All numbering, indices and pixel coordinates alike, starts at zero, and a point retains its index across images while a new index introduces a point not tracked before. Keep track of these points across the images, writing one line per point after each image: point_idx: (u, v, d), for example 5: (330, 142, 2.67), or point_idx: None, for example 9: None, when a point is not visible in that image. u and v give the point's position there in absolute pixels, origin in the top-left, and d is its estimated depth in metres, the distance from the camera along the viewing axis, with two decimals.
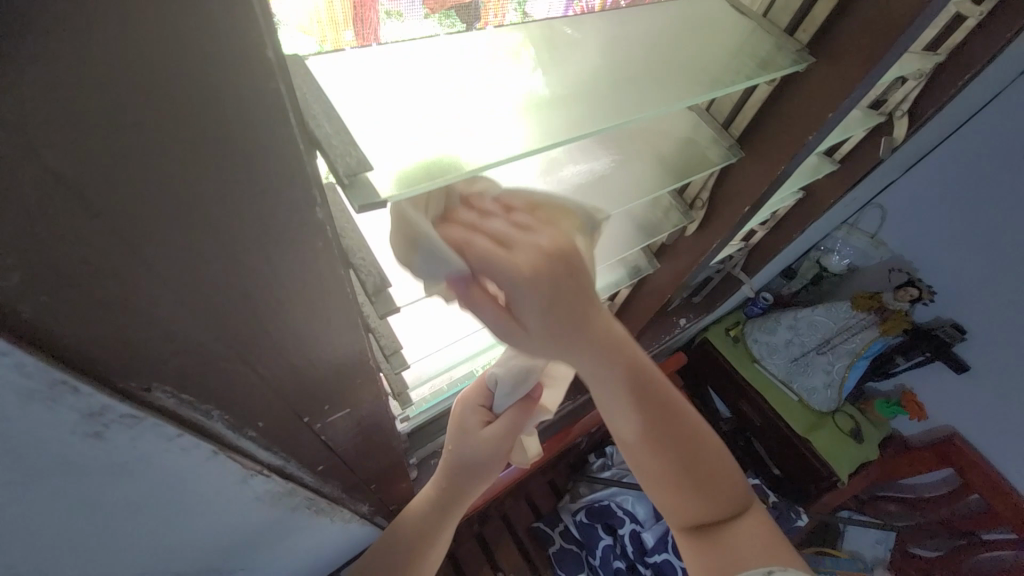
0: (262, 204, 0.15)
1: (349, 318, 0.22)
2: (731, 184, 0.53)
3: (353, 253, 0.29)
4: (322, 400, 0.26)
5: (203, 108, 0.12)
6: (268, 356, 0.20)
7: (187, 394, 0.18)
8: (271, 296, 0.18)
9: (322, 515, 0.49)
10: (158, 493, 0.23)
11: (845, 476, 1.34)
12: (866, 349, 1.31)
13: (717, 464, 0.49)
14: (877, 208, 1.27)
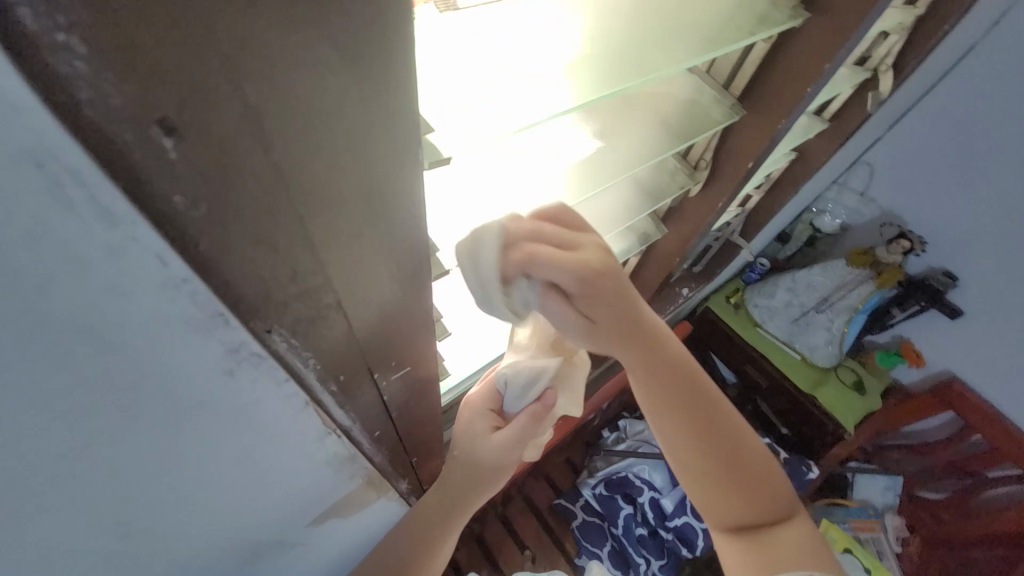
0: (387, 148, 0.17)
1: (426, 271, 0.24)
2: (735, 142, 0.55)
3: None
4: (393, 355, 0.29)
5: (363, 56, 0.14)
6: (363, 306, 0.22)
7: (296, 339, 0.21)
8: (374, 244, 0.20)
9: (371, 488, 0.51)
10: (258, 443, 0.26)
11: (850, 427, 1.40)
12: (864, 303, 1.36)
13: (752, 459, 0.52)
14: (866, 165, 1.31)
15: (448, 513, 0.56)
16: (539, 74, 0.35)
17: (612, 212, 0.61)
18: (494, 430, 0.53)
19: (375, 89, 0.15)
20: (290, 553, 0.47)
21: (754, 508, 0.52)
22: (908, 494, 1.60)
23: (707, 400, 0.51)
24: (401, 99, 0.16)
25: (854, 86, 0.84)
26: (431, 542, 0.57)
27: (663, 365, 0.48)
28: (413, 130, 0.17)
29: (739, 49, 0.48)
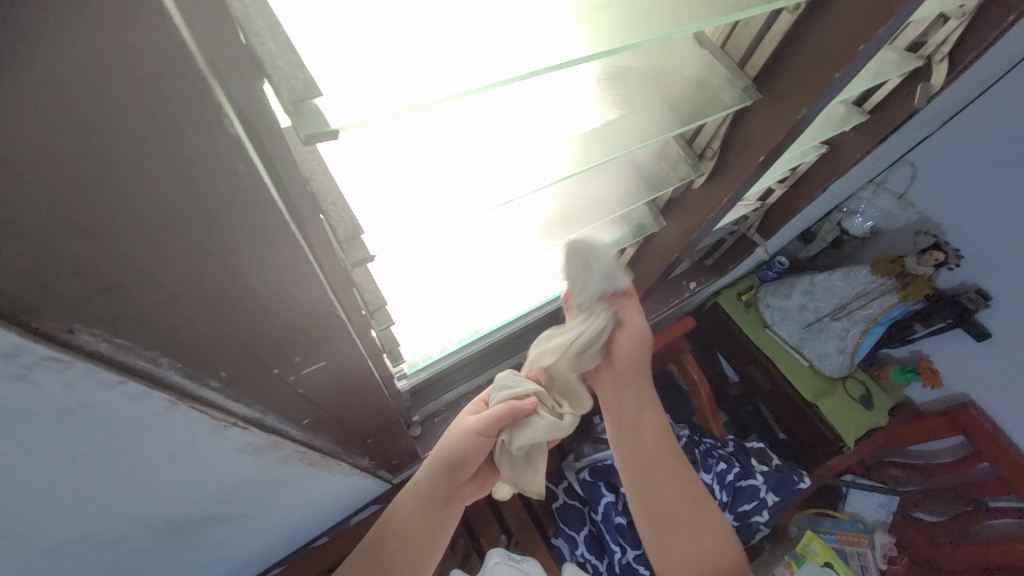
0: (187, 152, 0.15)
1: (290, 252, 0.21)
2: (746, 131, 0.49)
3: (323, 197, 0.27)
4: (284, 351, 0.26)
5: (109, 50, 0.12)
6: (198, 292, 0.19)
7: (119, 338, 0.19)
8: (172, 223, 0.16)
9: (318, 468, 0.50)
10: (115, 441, 0.24)
11: (851, 441, 1.35)
12: (883, 315, 1.28)
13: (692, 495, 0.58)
14: (909, 165, 1.21)
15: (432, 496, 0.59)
16: (499, 34, 0.29)
17: (608, 201, 0.56)
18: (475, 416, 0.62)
19: (58, 27, 0.11)
20: (230, 525, 0.47)
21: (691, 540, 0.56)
22: (904, 513, 1.54)
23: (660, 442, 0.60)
24: (123, 35, 0.12)
25: (901, 74, 0.75)
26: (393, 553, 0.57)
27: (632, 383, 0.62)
28: (188, 103, 0.14)
29: (760, 20, 0.41)
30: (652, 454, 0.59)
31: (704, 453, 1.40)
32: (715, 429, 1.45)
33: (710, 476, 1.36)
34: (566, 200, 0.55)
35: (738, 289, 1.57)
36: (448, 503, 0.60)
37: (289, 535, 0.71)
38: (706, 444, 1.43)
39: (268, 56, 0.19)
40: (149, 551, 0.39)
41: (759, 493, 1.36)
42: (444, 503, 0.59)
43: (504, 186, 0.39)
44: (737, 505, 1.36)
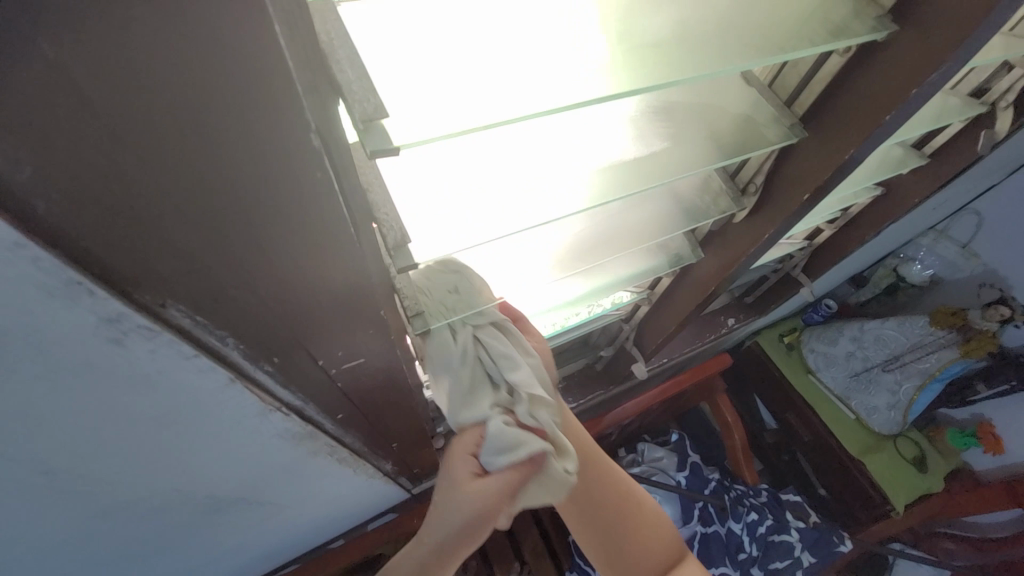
0: (267, 155, 0.17)
1: (349, 253, 0.23)
2: (791, 168, 0.49)
3: (377, 209, 0.30)
4: (332, 346, 0.28)
5: (216, 69, 0.14)
6: (266, 285, 0.22)
7: (199, 316, 0.21)
8: (252, 221, 0.19)
9: (344, 465, 0.51)
10: (177, 413, 0.26)
11: (901, 506, 1.24)
12: (942, 371, 1.19)
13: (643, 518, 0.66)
14: (973, 213, 1.15)
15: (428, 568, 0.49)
16: (550, 65, 0.31)
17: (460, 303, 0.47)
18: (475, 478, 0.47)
19: (182, 52, 0.14)
20: (260, 512, 0.49)
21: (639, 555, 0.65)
22: None
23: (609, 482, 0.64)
24: (229, 58, 0.14)
25: (963, 119, 0.72)
26: None
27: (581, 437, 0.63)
28: (274, 116, 0.16)
29: (809, 61, 0.42)
30: (613, 497, 0.64)
31: (734, 499, 1.34)
32: (748, 476, 1.39)
33: (739, 525, 1.30)
34: (599, 227, 0.56)
35: (780, 330, 1.50)
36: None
37: (312, 530, 0.74)
38: (737, 491, 1.37)
39: (345, 81, 0.22)
40: (189, 525, 0.42)
41: (793, 551, 1.27)
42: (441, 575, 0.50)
43: (544, 205, 0.41)
44: (768, 560, 1.28)
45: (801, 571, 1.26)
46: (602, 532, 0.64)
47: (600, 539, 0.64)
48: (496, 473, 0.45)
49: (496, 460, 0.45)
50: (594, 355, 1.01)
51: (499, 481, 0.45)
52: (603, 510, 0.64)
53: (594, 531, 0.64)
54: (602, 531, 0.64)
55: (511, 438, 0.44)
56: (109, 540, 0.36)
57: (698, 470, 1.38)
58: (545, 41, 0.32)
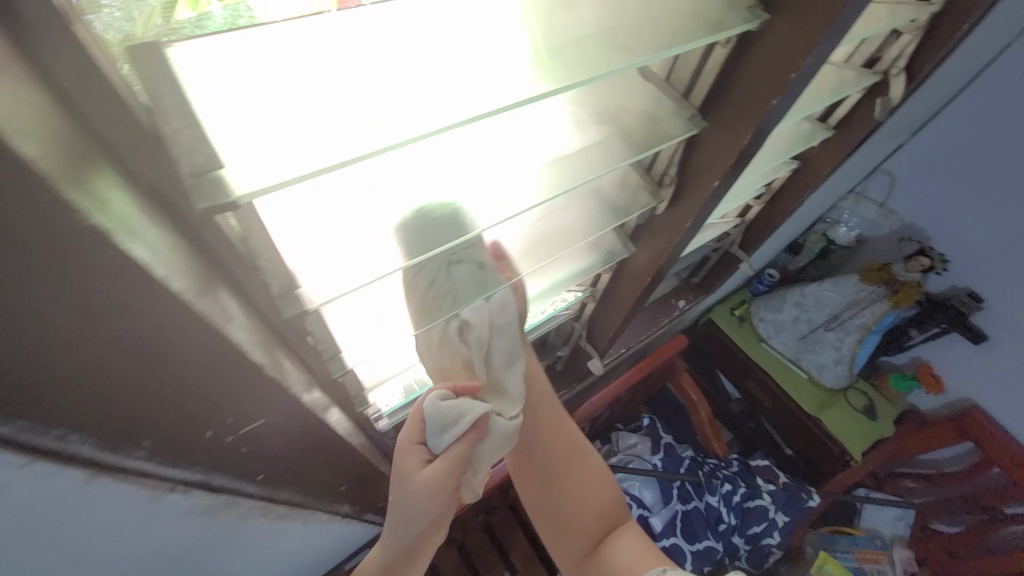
0: (48, 247, 0.16)
1: (193, 319, 0.21)
2: (698, 157, 0.50)
3: (258, 253, 0.29)
4: (208, 413, 0.26)
5: None
6: (94, 366, 0.20)
7: (22, 420, 0.20)
8: (50, 306, 0.17)
9: (289, 519, 0.49)
10: (36, 517, 0.24)
11: (858, 455, 1.31)
12: (877, 323, 1.27)
13: (598, 474, 0.69)
14: (886, 174, 1.24)
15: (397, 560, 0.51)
16: (417, 89, 0.31)
17: (467, 275, 0.48)
18: (425, 464, 0.47)
19: None
20: None
21: (597, 510, 0.67)
22: (921, 525, 1.46)
23: (567, 434, 0.68)
24: None
25: (861, 89, 0.76)
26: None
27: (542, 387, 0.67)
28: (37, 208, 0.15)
29: (696, 54, 0.43)
30: (571, 448, 0.68)
31: (708, 473, 1.37)
32: (718, 449, 1.43)
33: (716, 497, 1.34)
34: (543, 226, 0.57)
35: (730, 303, 1.56)
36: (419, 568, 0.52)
37: None
38: (710, 465, 1.41)
39: (173, 131, 0.22)
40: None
41: (767, 514, 1.31)
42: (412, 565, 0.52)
43: (452, 223, 0.40)
44: (746, 527, 1.32)
45: (777, 532, 1.31)
46: (560, 480, 0.66)
47: (560, 488, 0.66)
48: (441, 454, 0.46)
49: (442, 435, 0.46)
50: (553, 356, 1.01)
51: (445, 460, 0.46)
52: (564, 455, 0.67)
53: (556, 478, 0.66)
54: (564, 482, 0.66)
55: (449, 412, 0.45)
56: None
57: (672, 450, 1.41)
58: (412, 65, 0.31)
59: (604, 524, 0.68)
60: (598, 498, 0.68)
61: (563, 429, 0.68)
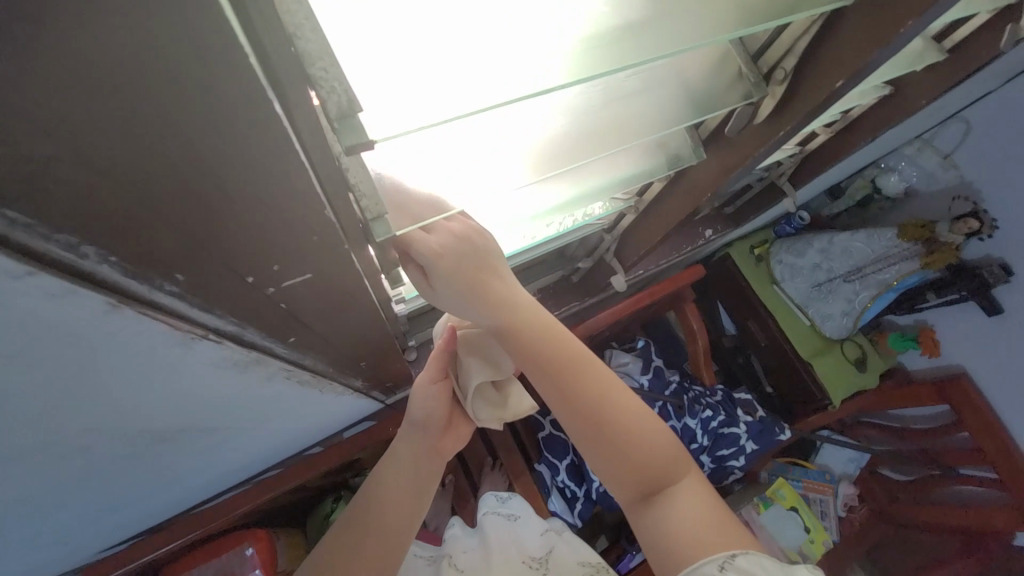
0: (181, 32, 0.14)
1: (247, 101, 0.17)
2: (831, 44, 0.42)
3: (311, 60, 0.23)
4: (260, 248, 0.22)
5: None
6: (118, 136, 0.15)
7: (76, 237, 0.17)
8: (57, 12, 0.12)
9: (309, 387, 0.48)
10: (71, 348, 0.21)
11: (837, 400, 1.37)
12: (900, 281, 1.24)
13: (636, 447, 0.52)
14: (961, 121, 1.15)
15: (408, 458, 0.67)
16: None
17: (726, 89, 0.48)
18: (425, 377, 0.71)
19: None
20: (214, 436, 0.46)
21: (642, 478, 0.52)
22: (871, 469, 1.63)
23: (589, 407, 0.51)
24: None
25: (996, 7, 0.65)
26: (395, 491, 0.65)
27: (552, 359, 0.51)
28: None
29: None
30: (592, 419, 0.51)
31: (692, 399, 1.39)
32: (706, 377, 1.47)
33: (695, 421, 1.36)
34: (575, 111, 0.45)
35: (751, 242, 1.51)
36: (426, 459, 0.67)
37: (279, 445, 0.72)
38: (695, 392, 1.43)
39: None
40: (108, 463, 0.36)
41: (739, 440, 1.39)
42: (426, 462, 0.67)
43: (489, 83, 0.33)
44: (716, 449, 1.39)
45: (744, 456, 1.40)
46: (586, 449, 0.52)
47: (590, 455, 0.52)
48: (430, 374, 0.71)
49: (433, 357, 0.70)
50: (573, 267, 0.99)
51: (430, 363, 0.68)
52: (584, 433, 0.51)
53: (584, 446, 0.52)
54: (595, 458, 0.52)
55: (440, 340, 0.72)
56: (46, 482, 0.32)
57: (661, 373, 1.42)
58: None
59: (651, 484, 0.52)
60: (635, 462, 0.52)
61: (580, 406, 0.51)
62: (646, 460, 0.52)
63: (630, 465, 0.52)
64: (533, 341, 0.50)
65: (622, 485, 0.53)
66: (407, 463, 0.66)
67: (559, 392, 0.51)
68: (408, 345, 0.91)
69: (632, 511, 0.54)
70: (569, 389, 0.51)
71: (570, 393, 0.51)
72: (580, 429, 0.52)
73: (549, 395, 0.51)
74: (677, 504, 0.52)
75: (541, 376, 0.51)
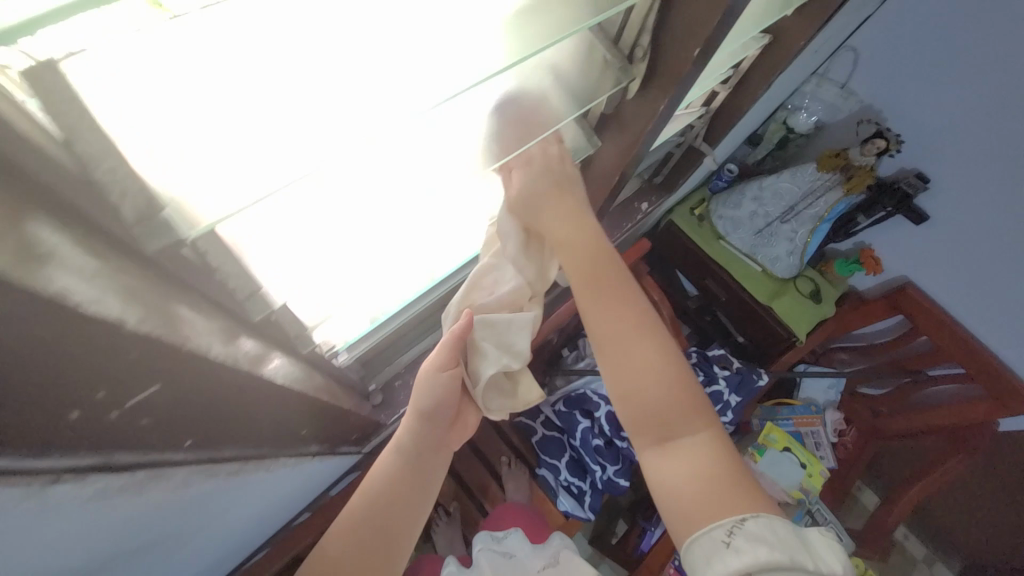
0: None
1: None
2: (674, 21, 0.43)
3: (95, 162, 0.23)
4: (66, 383, 0.21)
5: None
6: None
7: None
8: None
9: (249, 474, 0.45)
10: None
11: (803, 335, 1.41)
12: (829, 212, 1.29)
13: (665, 379, 0.53)
14: (850, 51, 1.21)
15: (410, 463, 0.60)
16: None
17: (592, 77, 0.48)
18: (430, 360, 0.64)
19: None
20: (156, 555, 0.43)
21: (662, 408, 0.52)
22: (851, 391, 1.70)
23: (632, 326, 0.55)
24: None
25: None
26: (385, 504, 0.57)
27: (613, 284, 0.56)
28: None
29: None
30: (630, 338, 0.54)
31: None
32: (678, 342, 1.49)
33: None
34: (457, 134, 0.44)
35: (690, 204, 1.54)
36: (429, 456, 0.61)
37: (252, 531, 0.68)
38: None
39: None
40: None
41: (722, 396, 1.41)
42: (428, 464, 0.61)
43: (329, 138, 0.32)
44: None
45: (731, 411, 1.43)
46: (618, 364, 0.54)
47: (619, 375, 0.54)
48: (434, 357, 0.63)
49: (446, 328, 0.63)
50: None
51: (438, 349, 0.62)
52: (619, 351, 0.54)
53: (613, 363, 0.54)
54: (628, 382, 0.53)
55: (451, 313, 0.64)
56: None
57: None
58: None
59: (670, 415, 0.52)
60: (658, 389, 0.53)
61: (629, 325, 0.55)
62: (674, 396, 0.53)
63: (653, 394, 0.52)
64: (582, 260, 0.56)
65: (642, 411, 0.53)
66: (407, 462, 0.59)
67: (608, 310, 0.55)
68: (369, 390, 0.88)
69: (646, 456, 0.54)
70: (616, 304, 0.55)
71: (615, 313, 0.55)
72: (617, 345, 0.54)
73: (595, 307, 0.55)
74: (687, 446, 0.51)
75: (592, 288, 0.55)
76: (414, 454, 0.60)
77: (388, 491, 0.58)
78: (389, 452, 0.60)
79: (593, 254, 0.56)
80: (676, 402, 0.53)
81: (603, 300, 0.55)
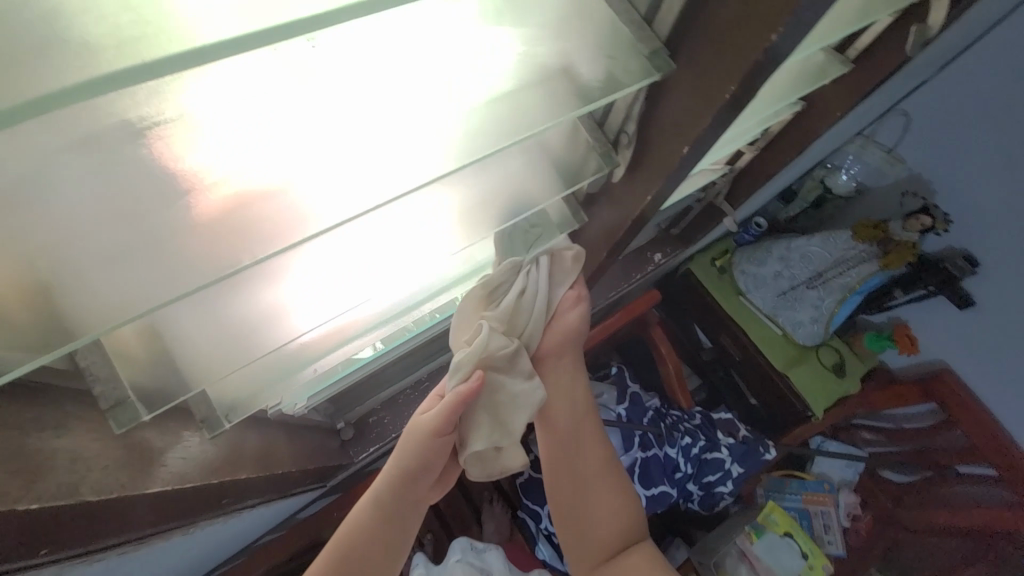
0: None
1: None
2: (662, 113, 0.39)
3: None
4: None
5: None
6: None
7: None
8: None
9: (157, 542, 0.43)
10: None
11: (820, 411, 1.30)
12: (862, 284, 1.19)
13: (619, 516, 0.62)
14: (902, 115, 1.12)
15: (389, 507, 0.55)
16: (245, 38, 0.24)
17: (574, 158, 0.45)
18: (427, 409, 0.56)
19: None
20: None
21: (610, 536, 0.62)
22: (871, 473, 1.54)
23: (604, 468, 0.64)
24: None
25: (892, 14, 0.61)
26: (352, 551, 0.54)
27: (592, 428, 0.65)
28: None
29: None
30: (598, 478, 0.63)
31: (670, 426, 1.33)
32: (682, 400, 1.41)
33: (674, 450, 1.30)
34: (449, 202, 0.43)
35: (711, 253, 1.45)
36: (407, 511, 0.56)
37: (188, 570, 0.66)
38: (673, 418, 1.36)
39: None
40: None
41: (723, 465, 1.31)
42: (400, 521, 0.55)
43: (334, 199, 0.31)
44: (701, 476, 1.32)
45: (730, 481, 1.32)
46: (581, 496, 0.63)
47: (579, 507, 0.63)
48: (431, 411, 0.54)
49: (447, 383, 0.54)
50: None
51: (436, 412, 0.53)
52: (587, 487, 0.63)
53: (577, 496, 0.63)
54: (587, 515, 0.63)
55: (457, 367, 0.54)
56: None
57: (637, 400, 1.36)
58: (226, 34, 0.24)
59: (617, 543, 0.62)
60: (609, 516, 0.62)
61: (599, 465, 0.64)
62: (622, 527, 0.62)
63: (604, 526, 0.62)
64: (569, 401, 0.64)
65: (592, 538, 0.62)
66: (384, 517, 0.54)
67: (583, 451, 0.64)
68: (339, 425, 0.85)
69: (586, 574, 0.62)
70: (592, 444, 0.64)
71: (591, 452, 0.64)
72: (585, 481, 0.63)
73: (575, 450, 0.64)
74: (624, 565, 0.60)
75: (577, 438, 0.64)
76: (394, 510, 0.55)
77: (362, 542, 0.54)
78: (366, 499, 0.55)
79: (581, 400, 0.65)
80: (624, 534, 0.62)
81: (584, 439, 0.64)
